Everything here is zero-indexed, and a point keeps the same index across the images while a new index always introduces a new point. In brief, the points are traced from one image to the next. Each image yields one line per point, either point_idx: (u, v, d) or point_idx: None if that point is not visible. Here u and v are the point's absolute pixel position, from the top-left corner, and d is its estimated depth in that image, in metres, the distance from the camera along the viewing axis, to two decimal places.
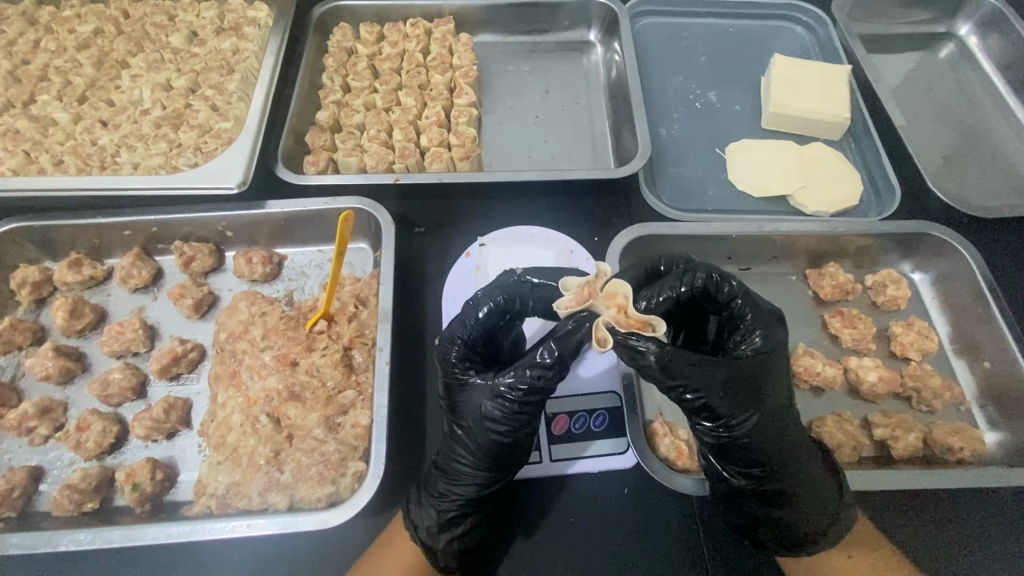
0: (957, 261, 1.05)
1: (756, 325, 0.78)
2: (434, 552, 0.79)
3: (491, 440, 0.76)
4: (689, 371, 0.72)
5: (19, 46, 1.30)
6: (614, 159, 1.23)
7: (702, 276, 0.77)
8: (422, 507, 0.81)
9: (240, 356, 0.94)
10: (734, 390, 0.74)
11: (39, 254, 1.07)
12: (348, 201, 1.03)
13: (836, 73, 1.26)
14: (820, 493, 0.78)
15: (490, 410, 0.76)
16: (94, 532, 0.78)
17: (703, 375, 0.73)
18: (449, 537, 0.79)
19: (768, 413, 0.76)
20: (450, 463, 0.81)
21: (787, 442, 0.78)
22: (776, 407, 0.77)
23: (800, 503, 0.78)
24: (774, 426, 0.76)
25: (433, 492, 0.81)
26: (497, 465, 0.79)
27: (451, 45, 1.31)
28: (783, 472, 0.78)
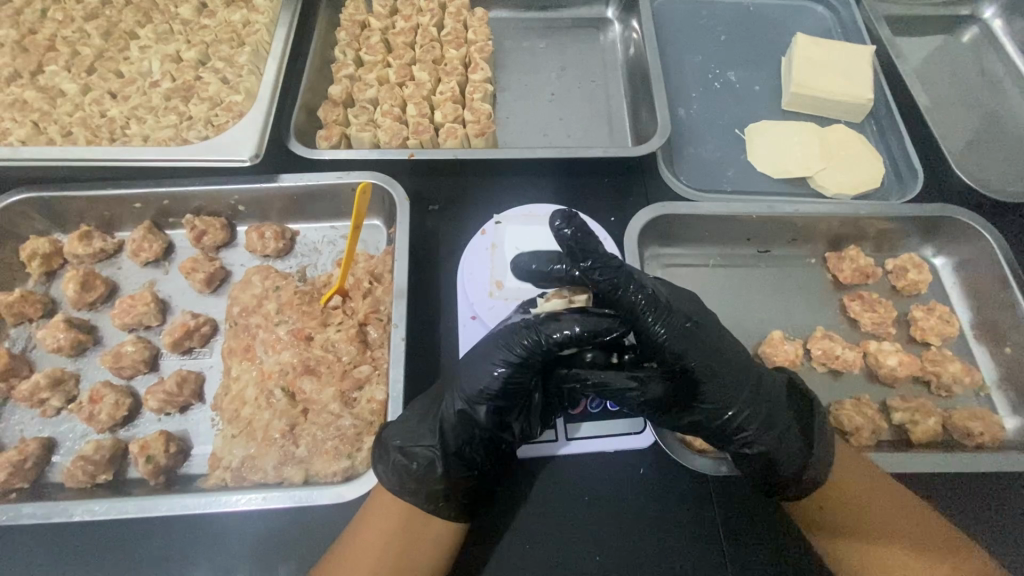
0: (981, 246, 1.03)
1: (642, 299, 0.73)
2: (431, 503, 0.76)
3: (501, 384, 0.75)
4: (647, 304, 0.73)
5: (25, 16, 1.27)
6: (631, 138, 1.20)
7: (568, 227, 0.73)
8: (406, 471, 0.76)
9: (254, 330, 0.93)
10: (687, 328, 0.75)
11: (49, 226, 1.05)
12: (362, 175, 1.02)
13: (860, 52, 1.23)
14: (792, 444, 0.78)
15: (517, 350, 0.74)
16: (110, 502, 0.78)
17: (661, 314, 0.74)
18: (436, 497, 0.76)
19: (718, 395, 0.76)
20: (451, 405, 0.77)
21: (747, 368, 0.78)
22: (717, 377, 0.75)
23: (782, 464, 0.78)
24: (730, 352, 0.77)
25: (425, 432, 0.78)
26: (505, 417, 0.78)
27: (466, 19, 1.28)
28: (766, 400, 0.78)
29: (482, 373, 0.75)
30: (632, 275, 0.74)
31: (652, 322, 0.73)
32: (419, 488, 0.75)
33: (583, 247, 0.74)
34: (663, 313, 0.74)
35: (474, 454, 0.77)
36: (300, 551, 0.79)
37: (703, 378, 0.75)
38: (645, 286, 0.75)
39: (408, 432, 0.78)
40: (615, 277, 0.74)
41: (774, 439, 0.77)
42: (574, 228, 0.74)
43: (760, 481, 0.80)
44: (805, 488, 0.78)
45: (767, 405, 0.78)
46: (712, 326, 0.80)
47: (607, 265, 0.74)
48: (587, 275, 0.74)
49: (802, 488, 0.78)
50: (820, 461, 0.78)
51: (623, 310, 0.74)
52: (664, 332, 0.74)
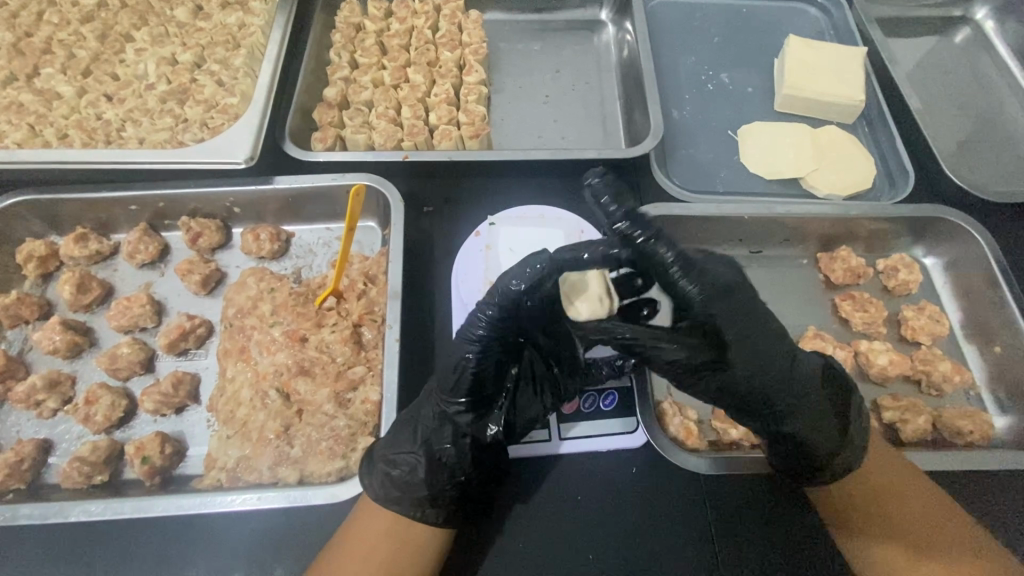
0: (970, 246, 1.04)
1: (679, 268, 0.69)
2: (417, 510, 0.77)
3: (472, 370, 0.76)
4: (690, 275, 0.70)
5: (21, 18, 1.28)
6: (625, 140, 1.21)
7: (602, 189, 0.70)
8: (389, 481, 0.77)
9: (249, 331, 0.93)
10: (731, 304, 0.73)
11: (45, 228, 1.06)
12: (357, 177, 1.02)
13: (852, 55, 1.24)
14: (825, 423, 0.78)
15: (478, 331, 0.74)
16: (105, 503, 0.78)
17: (704, 285, 0.70)
18: (421, 503, 0.77)
19: (751, 364, 0.75)
20: (428, 410, 0.80)
21: (781, 356, 0.77)
22: (749, 346, 0.74)
23: (813, 441, 0.78)
24: (766, 339, 0.76)
25: (409, 438, 0.79)
26: (483, 411, 0.80)
27: (461, 21, 1.29)
28: (789, 391, 0.77)
29: (451, 371, 0.77)
30: (672, 241, 0.70)
31: (688, 288, 0.70)
32: (404, 496, 0.77)
33: (629, 219, 0.69)
34: (694, 271, 0.70)
35: (452, 452, 0.78)
36: (294, 551, 0.80)
37: (735, 346, 0.74)
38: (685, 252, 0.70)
39: (395, 439, 0.79)
40: (662, 236, 0.69)
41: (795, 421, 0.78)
42: (609, 190, 0.71)
43: (797, 465, 0.80)
44: (838, 472, 0.79)
45: (796, 377, 0.77)
46: (751, 291, 0.76)
47: (637, 218, 0.69)
48: (617, 231, 0.69)
49: (834, 474, 0.79)
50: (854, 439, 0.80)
51: (649, 268, 0.70)
52: (698, 296, 0.70)
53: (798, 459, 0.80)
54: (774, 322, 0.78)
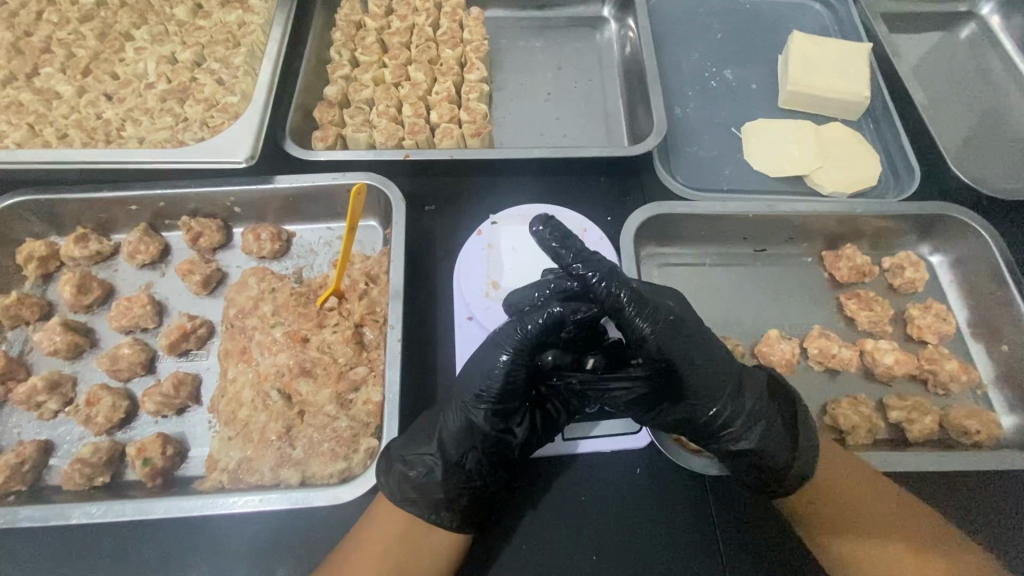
0: (977, 244, 1.03)
1: (625, 292, 0.73)
2: (432, 513, 0.76)
3: (501, 383, 0.76)
4: (628, 299, 0.73)
5: (20, 17, 1.27)
6: (628, 138, 1.20)
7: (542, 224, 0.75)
8: (404, 483, 0.76)
9: (250, 332, 0.93)
10: (670, 328, 0.75)
11: (45, 228, 1.05)
12: (358, 176, 1.02)
13: (856, 50, 1.23)
14: (776, 441, 0.79)
15: (513, 338, 0.75)
16: (106, 505, 0.78)
17: (640, 309, 0.74)
18: (436, 507, 0.76)
19: (703, 388, 0.77)
20: (451, 416, 0.78)
21: (727, 375, 0.78)
22: (701, 371, 0.77)
23: (767, 456, 0.78)
24: (712, 359, 0.77)
25: (425, 440, 0.79)
26: (507, 419, 0.79)
27: (462, 19, 1.28)
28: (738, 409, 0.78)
29: (472, 381, 0.77)
30: (612, 269, 0.74)
31: (633, 317, 0.74)
32: (419, 498, 0.76)
33: (564, 245, 0.74)
34: (647, 308, 0.74)
35: (474, 461, 0.77)
36: (296, 553, 0.79)
37: (688, 372, 0.76)
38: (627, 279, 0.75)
39: (411, 446, 0.79)
40: (601, 266, 0.74)
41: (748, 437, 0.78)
42: (558, 235, 0.75)
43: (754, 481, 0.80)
44: (794, 485, 0.78)
45: (749, 400, 0.79)
46: (696, 319, 0.81)
47: (589, 258, 0.74)
48: (574, 272, 0.74)
49: (791, 482, 0.78)
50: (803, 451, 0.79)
51: (604, 304, 0.74)
52: (647, 326, 0.74)
53: (754, 477, 0.80)
54: (717, 343, 0.80)
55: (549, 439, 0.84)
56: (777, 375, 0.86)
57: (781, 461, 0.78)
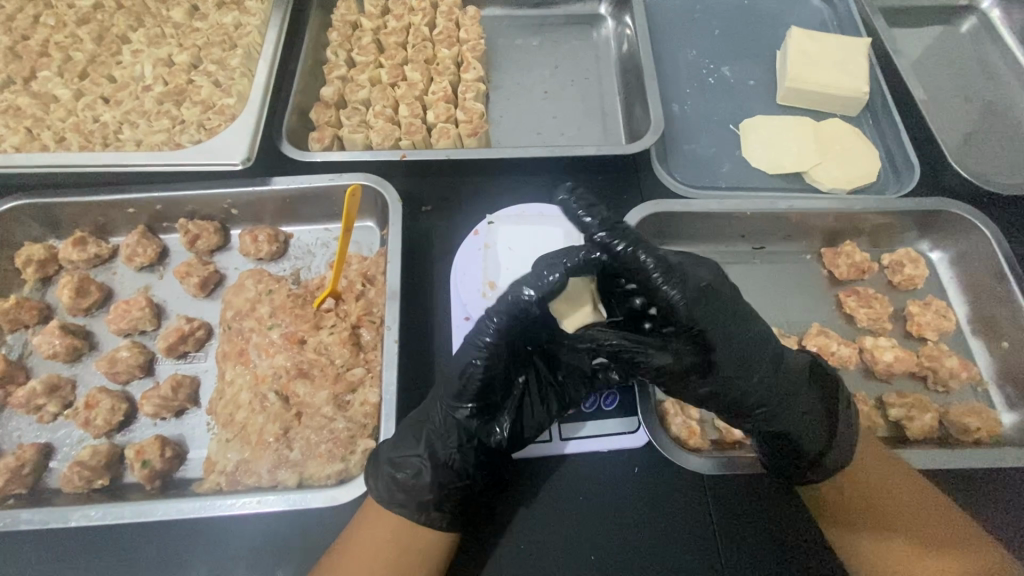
0: (978, 240, 1.03)
1: (654, 263, 0.69)
2: (422, 514, 0.76)
3: (481, 376, 0.75)
4: (661, 274, 0.69)
5: (18, 21, 1.27)
6: (625, 136, 1.20)
7: (565, 195, 0.72)
8: (396, 485, 0.76)
9: (247, 334, 0.93)
10: (709, 307, 0.73)
11: (44, 232, 1.06)
12: (355, 177, 1.01)
13: (855, 46, 1.22)
14: (810, 422, 0.79)
15: (484, 339, 0.73)
16: (105, 508, 0.78)
17: (676, 284, 0.70)
18: (426, 508, 0.76)
19: (733, 366, 0.75)
20: (438, 415, 0.79)
21: (762, 356, 0.77)
22: (733, 347, 0.75)
23: (804, 438, 0.79)
24: (750, 341, 0.76)
25: (414, 440, 0.79)
26: (490, 417, 0.80)
27: (458, 18, 1.28)
28: (774, 392, 0.77)
29: (456, 375, 0.76)
30: (644, 240, 0.71)
31: (664, 289, 0.69)
32: (409, 499, 0.76)
33: (591, 216, 0.71)
34: (675, 277, 0.70)
35: (460, 456, 0.77)
36: (293, 555, 0.79)
37: (720, 346, 0.74)
38: (659, 251, 0.71)
39: (402, 445, 0.78)
40: (636, 239, 0.70)
41: (787, 418, 0.78)
42: (583, 204, 0.73)
43: (787, 463, 0.80)
44: (829, 470, 0.79)
45: (782, 382, 0.78)
46: (732, 293, 0.77)
47: (616, 227, 0.71)
48: (597, 241, 0.70)
49: (828, 469, 0.79)
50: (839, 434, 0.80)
51: (628, 271, 0.70)
52: (679, 297, 0.70)
53: (780, 459, 0.80)
54: (757, 319, 0.78)
55: (537, 436, 0.84)
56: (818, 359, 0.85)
57: (818, 442, 0.79)
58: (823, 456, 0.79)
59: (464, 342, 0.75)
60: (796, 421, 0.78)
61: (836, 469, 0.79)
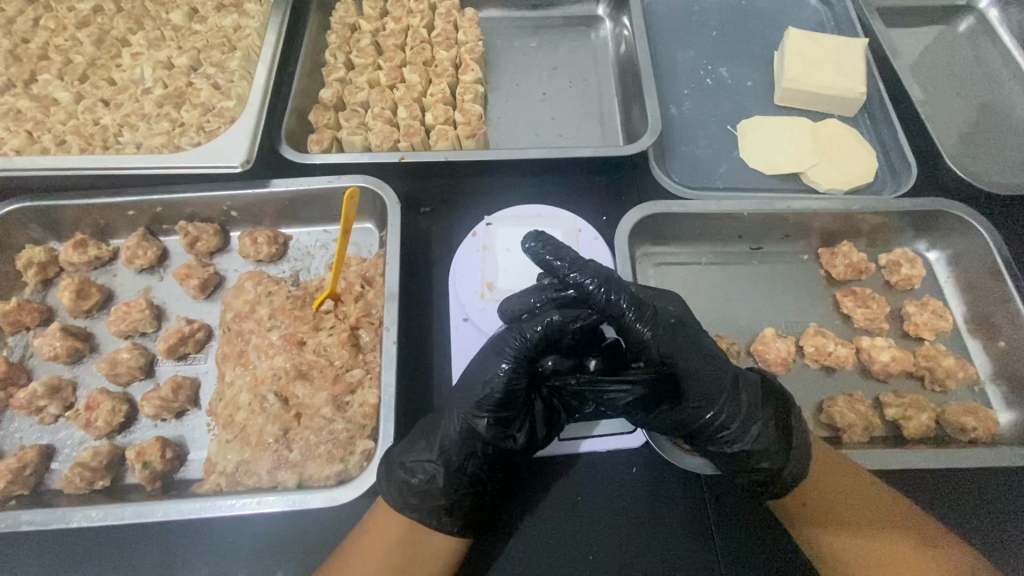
0: (975, 239, 1.03)
1: (626, 301, 0.73)
2: (433, 519, 0.77)
3: (500, 393, 0.75)
4: (632, 310, 0.73)
5: (18, 24, 1.28)
6: (623, 137, 1.20)
7: (536, 241, 0.75)
8: (406, 491, 0.77)
9: (247, 335, 0.93)
10: (672, 335, 0.75)
11: (45, 235, 1.06)
12: (353, 179, 1.02)
13: (852, 46, 1.22)
14: (772, 442, 0.79)
15: (511, 347, 0.75)
16: (106, 508, 0.79)
17: (644, 318, 0.73)
18: (438, 513, 0.77)
19: (699, 395, 0.76)
20: (453, 426, 0.78)
21: (727, 380, 0.78)
22: (698, 377, 0.76)
23: (768, 458, 0.78)
24: (714, 365, 0.78)
25: (425, 446, 0.79)
26: (508, 427, 0.78)
27: (456, 20, 1.28)
28: (740, 414, 0.78)
29: (476, 390, 0.77)
30: (609, 276, 0.74)
31: (636, 323, 0.73)
32: (419, 504, 0.77)
33: (558, 255, 0.75)
34: (647, 312, 0.73)
35: (474, 466, 0.78)
36: (294, 555, 0.80)
37: (685, 377, 0.76)
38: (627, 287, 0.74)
39: (416, 453, 0.79)
40: (601, 275, 0.73)
41: (754, 440, 0.78)
42: (549, 247, 0.76)
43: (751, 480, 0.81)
44: (789, 484, 0.79)
45: (749, 412, 0.78)
46: (696, 325, 0.81)
47: (584, 265, 0.74)
48: (569, 279, 0.74)
49: (784, 484, 0.79)
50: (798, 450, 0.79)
51: (605, 312, 0.74)
52: (648, 332, 0.73)
53: (749, 479, 0.81)
54: (713, 344, 0.80)
55: (550, 439, 0.83)
56: (767, 375, 0.86)
57: (784, 461, 0.79)
58: (791, 477, 0.79)
59: (483, 362, 0.78)
60: (760, 444, 0.78)
61: (795, 481, 0.79)
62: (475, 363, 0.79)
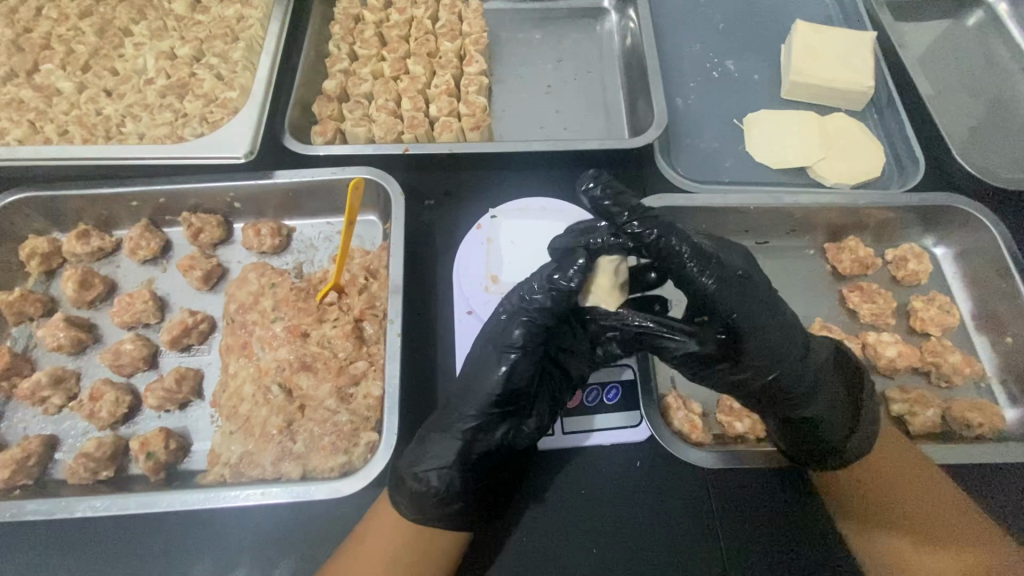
0: (982, 234, 1.02)
1: (688, 250, 0.74)
2: (445, 522, 0.77)
3: (509, 369, 0.78)
4: (698, 263, 0.74)
5: (20, 14, 1.27)
6: (628, 130, 1.19)
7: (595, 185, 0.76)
8: (417, 499, 0.76)
9: (250, 327, 0.93)
10: (739, 294, 0.75)
11: (47, 225, 1.06)
12: (358, 171, 1.01)
13: (861, 39, 1.21)
14: (837, 412, 0.81)
15: (532, 307, 0.78)
16: (110, 498, 0.79)
17: (712, 271, 0.74)
18: (449, 517, 0.77)
19: (762, 359, 0.76)
20: (460, 425, 0.78)
21: (797, 348, 0.78)
22: (764, 338, 0.75)
23: (829, 426, 0.80)
24: (782, 332, 0.76)
25: (434, 453, 0.78)
26: (517, 417, 0.80)
27: (461, 11, 1.27)
28: (804, 385, 0.78)
29: (493, 366, 0.79)
30: (677, 228, 0.75)
31: (700, 274, 0.74)
32: (434, 510, 0.76)
33: (618, 204, 0.75)
34: (711, 265, 0.74)
35: (469, 465, 0.78)
36: (297, 546, 0.80)
37: (749, 336, 0.75)
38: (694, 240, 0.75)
39: (424, 459, 0.77)
40: (667, 227, 0.74)
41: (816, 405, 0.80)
42: (609, 190, 0.75)
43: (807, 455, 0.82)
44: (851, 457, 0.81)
45: (801, 373, 0.78)
46: (765, 282, 0.79)
47: (645, 215, 0.74)
48: (630, 231, 0.74)
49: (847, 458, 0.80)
50: (864, 425, 0.81)
51: (667, 261, 0.75)
52: (712, 283, 0.74)
53: (806, 453, 0.81)
54: (792, 317, 0.79)
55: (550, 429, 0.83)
56: (848, 354, 0.86)
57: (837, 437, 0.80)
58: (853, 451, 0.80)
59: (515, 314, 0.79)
60: (815, 417, 0.79)
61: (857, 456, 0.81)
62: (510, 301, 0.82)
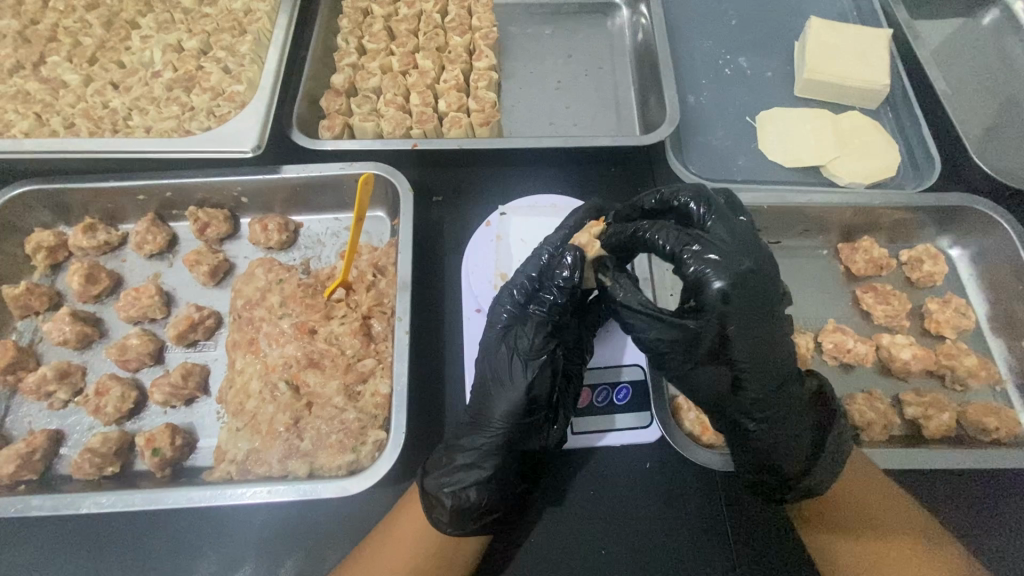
0: (999, 236, 1.01)
1: (666, 240, 0.71)
2: (477, 529, 0.75)
3: (529, 369, 0.78)
4: (692, 251, 0.70)
5: (26, 5, 1.26)
6: (639, 127, 1.18)
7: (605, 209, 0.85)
8: (449, 511, 0.73)
9: (257, 323, 0.92)
10: (737, 298, 0.69)
11: (54, 219, 1.05)
12: (367, 167, 1.00)
13: (877, 37, 1.19)
14: (798, 447, 0.75)
15: (543, 308, 0.79)
16: (116, 495, 0.78)
17: (705, 262, 0.69)
18: (481, 525, 0.75)
19: (741, 362, 0.71)
20: (490, 434, 0.77)
21: (774, 367, 0.73)
22: (746, 346, 0.71)
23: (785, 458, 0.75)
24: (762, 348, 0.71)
25: (467, 465, 0.76)
26: (542, 422, 0.79)
27: (470, 5, 1.26)
28: (769, 410, 0.73)
29: (514, 368, 0.79)
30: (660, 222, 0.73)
31: (688, 264, 0.70)
32: (468, 522, 0.74)
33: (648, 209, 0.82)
34: (706, 259, 0.70)
35: (498, 475, 0.76)
36: (304, 545, 0.79)
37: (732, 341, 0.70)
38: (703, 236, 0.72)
39: (454, 469, 0.76)
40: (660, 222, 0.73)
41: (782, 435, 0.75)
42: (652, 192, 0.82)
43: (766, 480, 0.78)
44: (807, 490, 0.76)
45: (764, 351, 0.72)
46: (766, 298, 0.72)
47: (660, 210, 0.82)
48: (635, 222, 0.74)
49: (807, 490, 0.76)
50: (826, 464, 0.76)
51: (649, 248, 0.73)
52: (697, 276, 0.69)
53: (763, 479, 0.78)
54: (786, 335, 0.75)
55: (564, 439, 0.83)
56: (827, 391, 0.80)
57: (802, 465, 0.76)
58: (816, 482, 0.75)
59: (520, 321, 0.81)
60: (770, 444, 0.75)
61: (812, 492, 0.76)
62: (507, 302, 0.81)
